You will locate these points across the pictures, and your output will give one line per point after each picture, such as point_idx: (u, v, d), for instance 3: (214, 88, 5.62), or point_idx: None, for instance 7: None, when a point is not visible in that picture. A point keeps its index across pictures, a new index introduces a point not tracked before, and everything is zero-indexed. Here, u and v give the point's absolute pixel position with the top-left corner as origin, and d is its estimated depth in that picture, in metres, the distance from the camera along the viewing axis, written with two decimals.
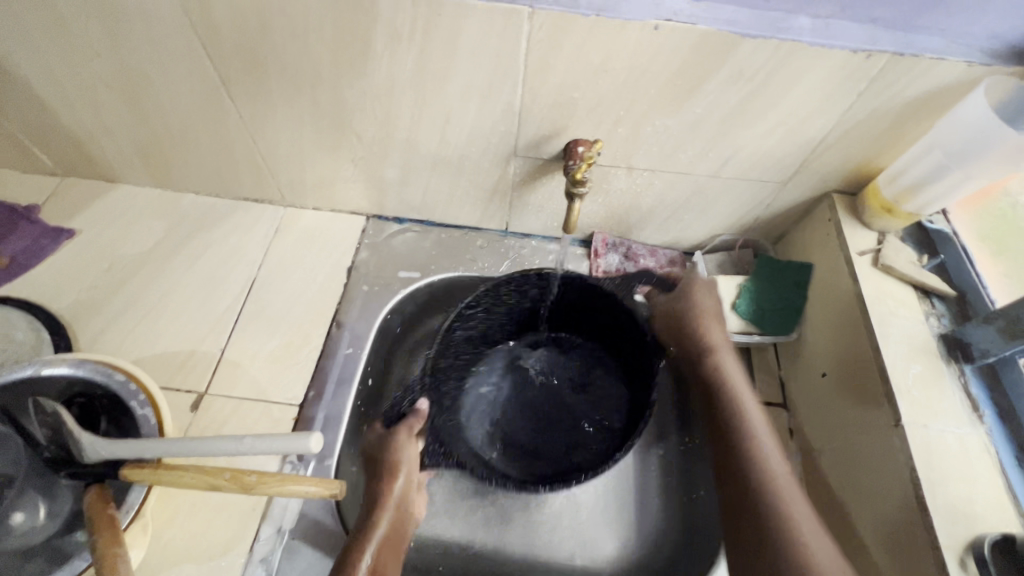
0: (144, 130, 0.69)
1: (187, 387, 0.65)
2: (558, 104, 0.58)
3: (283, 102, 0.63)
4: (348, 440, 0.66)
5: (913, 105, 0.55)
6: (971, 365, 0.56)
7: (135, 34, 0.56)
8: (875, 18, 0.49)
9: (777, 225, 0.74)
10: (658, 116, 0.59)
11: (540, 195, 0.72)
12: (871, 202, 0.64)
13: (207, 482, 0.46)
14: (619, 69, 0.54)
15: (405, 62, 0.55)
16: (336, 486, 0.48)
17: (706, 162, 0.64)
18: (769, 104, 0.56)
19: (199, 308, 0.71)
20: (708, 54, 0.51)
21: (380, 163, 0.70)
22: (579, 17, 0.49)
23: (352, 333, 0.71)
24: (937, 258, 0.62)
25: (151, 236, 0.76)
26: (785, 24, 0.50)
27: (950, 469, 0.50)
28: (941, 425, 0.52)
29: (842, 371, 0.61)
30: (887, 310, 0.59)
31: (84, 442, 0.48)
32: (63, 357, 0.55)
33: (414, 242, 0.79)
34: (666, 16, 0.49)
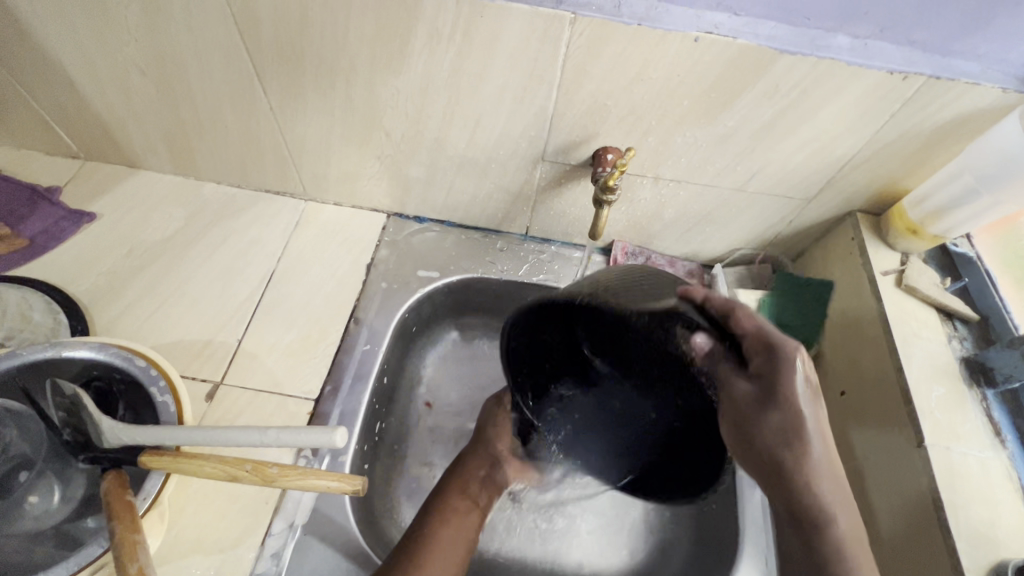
0: (172, 116, 0.69)
1: (202, 376, 0.65)
2: (590, 111, 0.59)
3: (315, 96, 0.63)
4: (362, 438, 0.65)
5: (945, 128, 0.55)
6: (993, 390, 0.56)
7: (174, 20, 0.56)
8: (913, 40, 0.49)
9: (798, 242, 0.74)
10: (689, 127, 0.59)
11: (564, 201, 0.72)
12: (896, 223, 0.65)
13: (227, 473, 0.46)
14: (655, 79, 0.54)
15: (441, 62, 0.56)
16: (358, 482, 0.47)
17: (733, 176, 0.65)
18: (801, 121, 0.57)
19: (217, 297, 0.71)
20: (746, 68, 0.52)
21: (406, 161, 0.70)
22: (621, 26, 0.50)
23: (369, 330, 0.70)
24: (960, 282, 0.63)
25: (171, 224, 0.76)
26: (824, 42, 0.50)
27: (973, 493, 0.50)
28: (964, 448, 0.52)
29: (862, 390, 0.61)
30: (909, 331, 0.59)
31: (104, 426, 0.48)
32: (85, 340, 0.54)
33: (434, 241, 0.79)
34: (706, 28, 0.49)
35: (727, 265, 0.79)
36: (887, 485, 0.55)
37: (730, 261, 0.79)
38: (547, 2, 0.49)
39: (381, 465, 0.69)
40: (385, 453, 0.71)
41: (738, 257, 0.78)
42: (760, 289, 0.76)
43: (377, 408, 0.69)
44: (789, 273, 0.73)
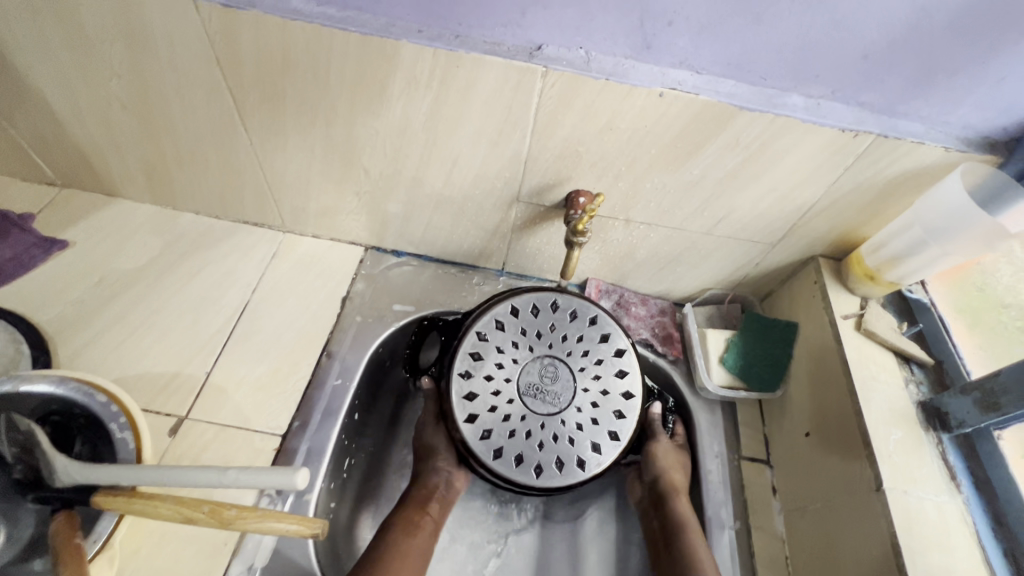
0: (153, 148, 0.70)
1: (167, 410, 0.64)
2: (564, 156, 0.61)
3: (296, 133, 0.64)
4: (329, 476, 0.64)
5: (894, 182, 0.58)
6: (948, 434, 0.57)
7: (158, 60, 0.58)
8: (862, 102, 0.53)
9: (765, 283, 0.77)
10: (658, 174, 0.61)
11: (538, 239, 0.74)
12: (854, 269, 0.67)
13: (183, 515, 0.45)
14: (623, 128, 0.57)
15: (419, 107, 0.58)
16: (318, 525, 0.46)
17: (700, 220, 0.67)
18: (761, 172, 0.59)
19: (188, 329, 0.70)
20: (708, 122, 0.55)
21: (385, 198, 0.71)
22: (590, 80, 0.52)
23: (342, 365, 0.70)
24: (915, 326, 0.65)
25: (146, 253, 0.76)
26: (780, 100, 0.53)
27: (929, 538, 0.51)
28: (921, 492, 0.53)
29: (826, 432, 0.62)
30: (868, 374, 0.61)
31: (58, 465, 0.47)
32: (44, 374, 0.53)
33: (411, 276, 0.80)
34: (670, 85, 0.52)
35: (699, 304, 0.81)
36: (847, 530, 0.56)
37: (701, 301, 0.81)
38: (520, 55, 0.52)
39: (349, 503, 0.68)
40: (353, 491, 0.69)
41: (709, 297, 0.80)
42: (729, 329, 0.78)
43: (346, 444, 0.68)
44: (757, 314, 0.75)
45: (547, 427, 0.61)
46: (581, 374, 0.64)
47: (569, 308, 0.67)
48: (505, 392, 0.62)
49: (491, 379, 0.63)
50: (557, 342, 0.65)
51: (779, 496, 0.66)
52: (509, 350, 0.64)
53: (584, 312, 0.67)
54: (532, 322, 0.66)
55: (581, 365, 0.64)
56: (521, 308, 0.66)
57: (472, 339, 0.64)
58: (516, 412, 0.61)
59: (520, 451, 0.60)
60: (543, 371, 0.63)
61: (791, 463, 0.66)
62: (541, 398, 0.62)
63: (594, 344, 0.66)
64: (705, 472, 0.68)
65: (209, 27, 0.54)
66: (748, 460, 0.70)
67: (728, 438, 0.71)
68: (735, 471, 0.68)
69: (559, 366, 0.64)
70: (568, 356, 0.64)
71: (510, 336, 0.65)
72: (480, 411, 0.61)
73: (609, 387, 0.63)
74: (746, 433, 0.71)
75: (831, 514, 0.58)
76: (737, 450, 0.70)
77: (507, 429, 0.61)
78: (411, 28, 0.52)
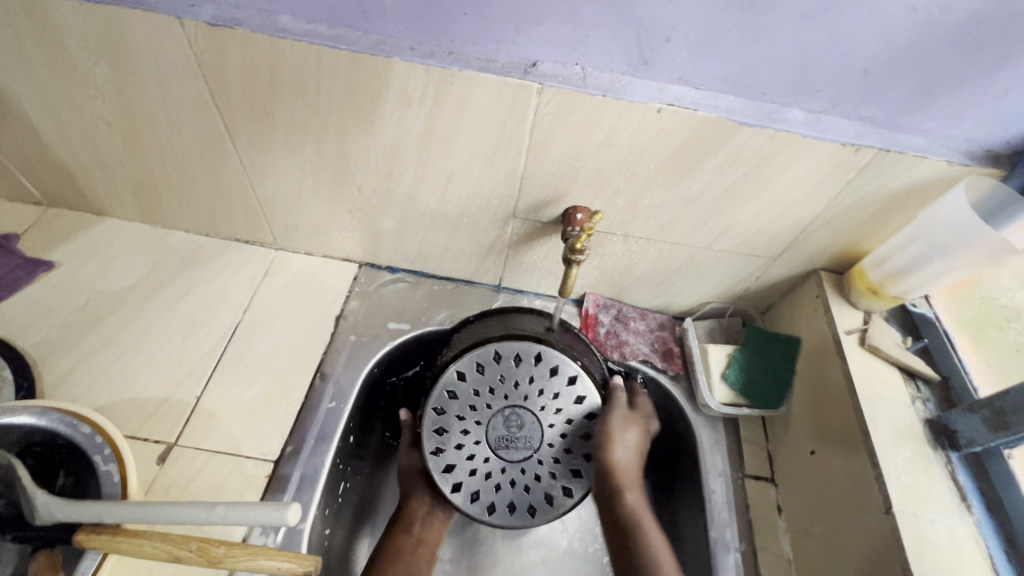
0: (140, 167, 0.68)
1: (156, 438, 0.62)
2: (560, 173, 0.60)
3: (286, 152, 0.63)
4: (323, 503, 0.62)
5: (897, 196, 0.57)
6: (957, 453, 0.56)
7: (143, 79, 0.57)
8: (863, 116, 0.52)
9: (766, 297, 0.76)
10: (656, 190, 0.60)
11: (536, 255, 0.73)
12: (857, 283, 0.66)
13: (169, 553, 0.43)
14: (621, 144, 0.55)
15: (412, 124, 0.57)
16: (310, 562, 0.45)
17: (700, 235, 0.66)
18: (761, 187, 0.58)
19: (177, 351, 0.68)
20: (708, 138, 0.53)
21: (378, 215, 0.70)
22: (586, 96, 0.51)
23: (336, 387, 0.69)
24: (920, 341, 0.64)
25: (134, 273, 0.74)
26: (780, 115, 0.52)
27: (942, 563, 0.49)
28: (931, 514, 0.52)
29: (832, 450, 0.61)
30: (874, 392, 0.60)
31: (38, 502, 0.45)
32: (25, 405, 0.51)
33: (406, 293, 0.78)
34: (668, 101, 0.51)
35: (699, 318, 0.80)
36: (857, 553, 0.54)
37: (702, 315, 0.79)
38: (515, 72, 0.51)
39: (345, 528, 0.66)
40: (349, 516, 0.68)
41: (709, 311, 0.78)
42: (730, 343, 0.76)
43: (341, 468, 0.66)
44: (758, 328, 0.74)
45: (526, 471, 0.64)
46: (544, 413, 0.65)
47: (512, 352, 0.66)
48: (479, 455, 0.63)
49: (461, 448, 0.63)
50: (512, 390, 0.65)
51: (785, 516, 0.65)
52: (468, 413, 0.64)
53: (527, 351, 0.66)
54: (481, 380, 0.64)
55: (542, 403, 0.65)
56: (465, 370, 0.65)
57: (432, 416, 0.63)
58: (495, 468, 0.63)
59: (511, 498, 0.63)
60: (508, 423, 0.64)
61: (796, 482, 0.65)
62: (514, 448, 0.64)
63: (545, 378, 0.65)
64: (708, 491, 0.67)
65: (195, 45, 0.52)
66: (753, 478, 0.68)
67: (731, 456, 0.69)
68: (739, 490, 0.67)
69: (521, 413, 0.65)
70: (526, 401, 0.64)
71: (467, 394, 0.64)
72: (462, 479, 0.62)
73: (571, 416, 0.65)
74: (749, 451, 0.70)
75: (840, 537, 0.57)
76: (740, 468, 0.69)
77: (492, 484, 0.63)
78: (403, 45, 0.51)
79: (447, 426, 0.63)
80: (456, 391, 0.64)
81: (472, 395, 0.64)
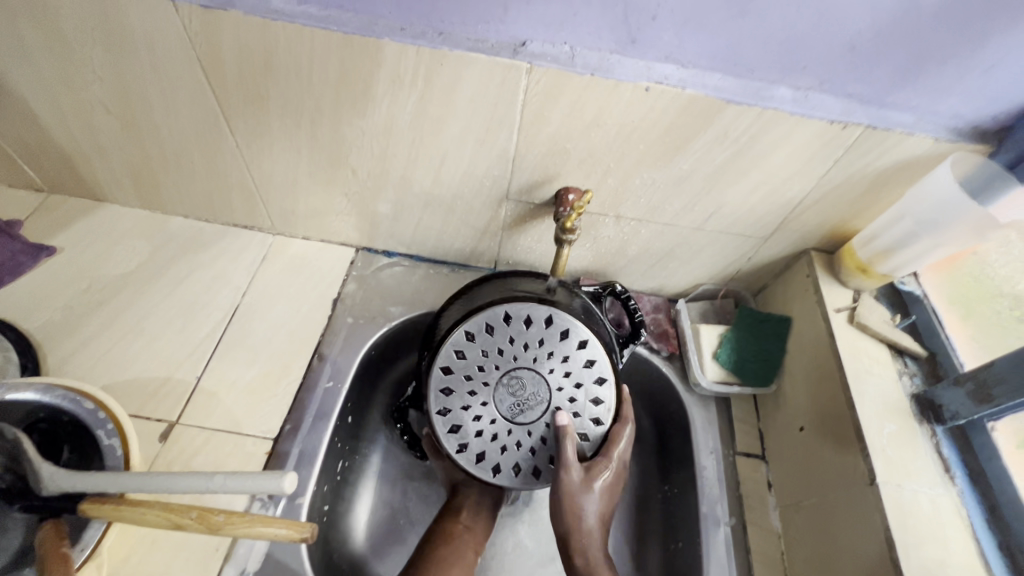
0: (139, 152, 0.69)
1: (158, 416, 0.63)
2: (551, 154, 0.60)
3: (281, 135, 0.63)
4: (322, 478, 0.64)
5: (885, 174, 0.58)
6: (942, 427, 0.57)
7: (139, 63, 0.57)
8: (850, 93, 0.52)
9: (758, 278, 0.76)
10: (647, 169, 0.61)
11: (529, 237, 0.74)
12: (847, 261, 0.67)
13: (170, 521, 0.45)
14: (611, 125, 0.56)
15: (405, 106, 0.57)
16: (307, 529, 0.45)
17: (691, 216, 0.67)
18: (749, 167, 0.59)
19: (178, 334, 0.70)
20: (696, 116, 0.54)
21: (373, 198, 0.71)
22: (575, 76, 0.52)
23: (333, 367, 0.70)
24: (908, 318, 0.65)
25: (135, 258, 0.75)
26: (767, 93, 0.52)
27: (924, 532, 0.51)
28: (915, 485, 0.53)
29: (822, 427, 0.62)
30: (862, 368, 0.60)
31: (44, 473, 0.46)
32: (29, 381, 0.52)
33: (402, 276, 0.79)
34: (656, 79, 0.51)
35: (692, 299, 0.80)
36: (843, 523, 0.55)
37: (695, 296, 0.80)
38: (505, 52, 0.51)
39: (344, 505, 0.68)
40: (348, 494, 0.69)
41: (702, 292, 0.79)
42: (723, 324, 0.77)
43: (339, 446, 0.68)
44: (749, 309, 0.75)
45: (534, 433, 0.61)
46: (541, 363, 0.61)
47: (521, 315, 0.62)
48: (500, 431, 0.61)
49: (480, 433, 0.61)
50: (500, 358, 0.61)
51: (774, 491, 0.66)
52: (469, 398, 0.61)
53: (536, 313, 0.62)
54: (466, 361, 0.61)
55: (534, 356, 0.61)
56: (474, 332, 0.62)
57: (438, 378, 0.61)
58: (502, 429, 0.61)
59: (517, 461, 0.61)
60: (514, 387, 0.61)
61: (786, 458, 0.66)
62: (525, 411, 0.61)
63: (523, 332, 0.62)
64: (699, 469, 0.68)
65: (189, 28, 0.53)
66: (743, 455, 0.69)
67: (723, 434, 0.70)
68: (730, 467, 0.68)
69: (529, 375, 0.61)
70: (534, 362, 0.61)
71: (459, 376, 0.61)
72: (496, 461, 0.61)
73: (567, 355, 0.62)
74: (740, 428, 0.71)
75: (826, 509, 0.58)
76: (732, 445, 0.70)
77: (498, 446, 0.61)
78: (394, 26, 0.51)
79: (455, 410, 0.61)
80: (449, 380, 0.61)
81: (464, 374, 0.61)
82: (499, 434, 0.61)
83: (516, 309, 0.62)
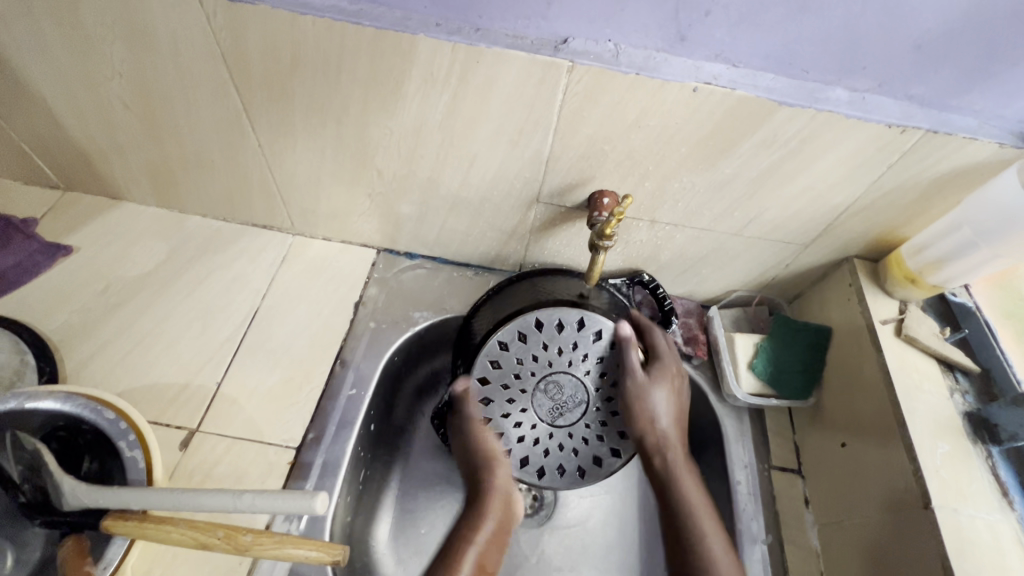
0: (157, 150, 0.67)
1: (178, 423, 0.62)
2: (587, 156, 0.58)
3: (305, 134, 0.61)
4: (345, 489, 0.62)
5: (942, 180, 0.55)
6: (998, 447, 0.54)
7: (160, 58, 0.55)
8: (911, 95, 0.49)
9: (794, 285, 0.74)
10: (687, 173, 0.58)
11: (558, 241, 0.71)
12: (894, 271, 0.64)
13: (197, 540, 0.43)
14: (653, 126, 0.53)
15: (436, 105, 0.55)
16: (339, 551, 0.43)
17: (730, 221, 0.64)
18: (796, 171, 0.56)
19: (197, 337, 0.68)
20: (744, 118, 0.51)
21: (398, 199, 0.69)
22: (619, 75, 0.49)
23: (356, 374, 0.68)
24: (959, 332, 0.62)
25: (153, 258, 0.73)
26: (823, 94, 0.49)
27: (983, 560, 0.48)
28: (972, 510, 0.50)
29: (866, 443, 0.59)
30: (911, 384, 0.58)
31: (65, 487, 0.45)
32: (51, 390, 0.51)
33: (425, 279, 0.77)
34: (705, 79, 0.49)
35: (724, 306, 0.78)
36: (890, 544, 0.53)
37: (727, 303, 0.78)
38: (545, 49, 0.49)
39: (365, 515, 0.66)
40: (368, 504, 0.67)
41: (735, 299, 0.77)
42: (757, 333, 0.75)
43: (362, 455, 0.66)
44: (786, 317, 0.72)
45: (574, 434, 0.61)
46: (576, 366, 0.60)
47: (553, 320, 0.59)
48: (541, 434, 0.61)
49: (523, 439, 0.61)
50: (535, 365, 0.59)
51: (812, 508, 0.64)
52: (508, 406, 0.60)
53: (569, 317, 0.59)
54: (501, 371, 0.60)
55: (568, 360, 0.60)
56: (507, 340, 0.59)
57: (475, 389, 0.60)
58: (543, 434, 0.61)
59: (561, 462, 0.61)
60: (551, 393, 0.60)
61: (825, 474, 0.63)
62: (565, 413, 0.61)
63: (556, 336, 0.60)
64: (733, 483, 0.65)
65: (213, 22, 0.50)
66: (778, 470, 0.67)
67: (757, 447, 0.68)
68: (766, 482, 0.66)
69: (563, 379, 0.60)
70: (569, 366, 0.60)
71: (495, 385, 0.60)
72: (541, 464, 0.61)
73: (601, 355, 0.60)
74: (776, 442, 0.69)
75: (873, 531, 0.55)
76: (767, 459, 0.67)
77: (541, 449, 0.61)
78: (429, 21, 0.49)
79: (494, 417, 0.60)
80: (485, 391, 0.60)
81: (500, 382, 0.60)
82: (540, 437, 0.61)
83: (547, 313, 0.59)
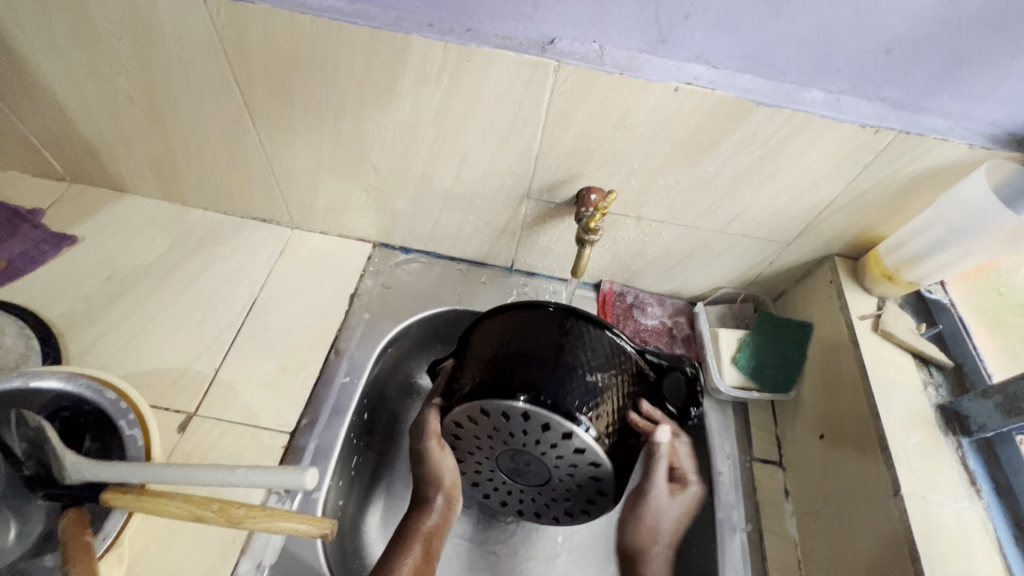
0: (161, 144, 0.69)
1: (176, 407, 0.64)
2: (575, 153, 0.60)
3: (303, 129, 0.63)
4: (337, 473, 0.64)
5: (916, 180, 0.57)
6: (969, 439, 0.56)
7: (165, 57, 0.58)
8: (884, 97, 0.51)
9: (778, 282, 0.76)
10: (671, 170, 0.60)
11: (549, 236, 0.73)
12: (872, 269, 0.66)
13: (191, 513, 0.45)
14: (637, 124, 0.55)
15: (429, 102, 0.57)
16: (328, 525, 0.45)
17: (714, 218, 0.66)
18: (776, 170, 0.58)
19: (196, 325, 0.70)
20: (724, 118, 0.53)
21: (393, 194, 0.71)
22: (604, 75, 0.51)
23: (350, 363, 0.70)
24: (934, 327, 0.64)
25: (155, 249, 0.76)
26: (798, 96, 0.51)
27: (949, 546, 0.50)
28: (940, 497, 0.52)
29: (842, 435, 0.61)
30: (886, 377, 0.60)
31: (67, 462, 0.47)
32: (54, 370, 0.53)
33: (420, 272, 0.79)
34: (686, 80, 0.51)
35: (710, 303, 0.80)
36: (863, 530, 0.55)
37: (713, 300, 0.80)
38: (533, 50, 0.51)
39: (357, 500, 0.68)
40: (362, 485, 0.70)
41: (721, 295, 0.79)
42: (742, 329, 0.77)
43: (354, 442, 0.68)
44: (770, 314, 0.74)
45: (525, 493, 0.61)
46: (548, 457, 0.54)
47: (542, 420, 0.50)
48: (496, 478, 0.61)
49: (479, 473, 0.61)
50: (509, 439, 0.53)
51: (792, 499, 0.65)
52: (473, 449, 0.58)
53: (557, 424, 0.50)
54: (475, 427, 0.54)
55: (543, 449, 0.53)
56: (489, 410, 0.52)
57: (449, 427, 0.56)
58: (498, 479, 0.61)
59: (504, 499, 0.64)
60: (514, 461, 0.57)
61: (804, 465, 0.65)
62: (526, 478, 0.58)
63: (538, 431, 0.52)
64: (715, 473, 0.67)
65: (217, 22, 0.53)
66: (760, 462, 0.69)
67: (739, 439, 0.70)
68: (747, 473, 0.68)
69: (527, 458, 0.55)
70: (540, 454, 0.54)
71: (470, 428, 0.55)
72: (487, 493, 0.64)
73: (576, 462, 0.53)
74: (758, 434, 0.70)
75: (846, 520, 0.57)
76: (749, 451, 0.69)
77: (490, 487, 0.63)
78: (422, 22, 0.51)
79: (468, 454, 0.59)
80: (458, 432, 0.56)
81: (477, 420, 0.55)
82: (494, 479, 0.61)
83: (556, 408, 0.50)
